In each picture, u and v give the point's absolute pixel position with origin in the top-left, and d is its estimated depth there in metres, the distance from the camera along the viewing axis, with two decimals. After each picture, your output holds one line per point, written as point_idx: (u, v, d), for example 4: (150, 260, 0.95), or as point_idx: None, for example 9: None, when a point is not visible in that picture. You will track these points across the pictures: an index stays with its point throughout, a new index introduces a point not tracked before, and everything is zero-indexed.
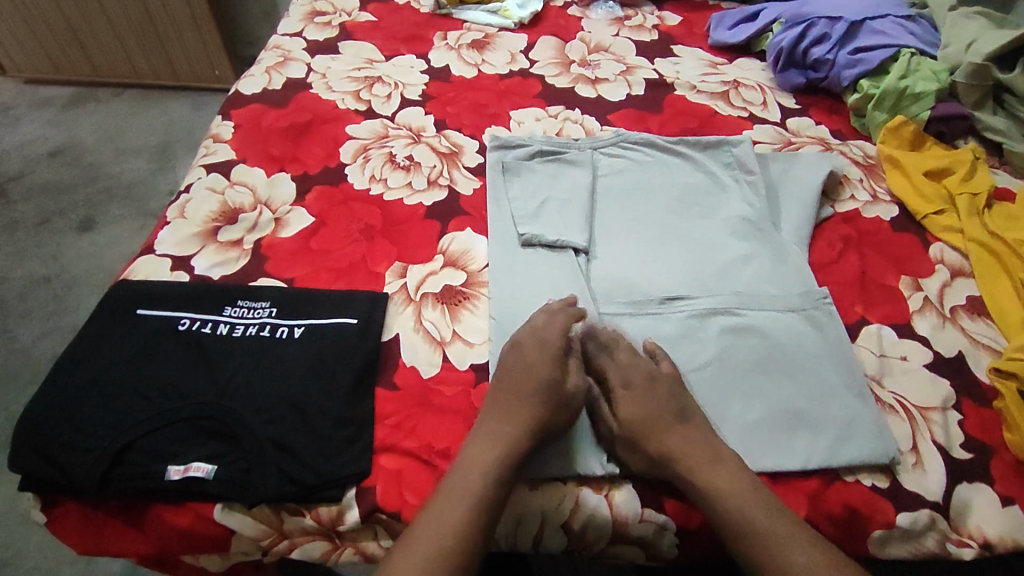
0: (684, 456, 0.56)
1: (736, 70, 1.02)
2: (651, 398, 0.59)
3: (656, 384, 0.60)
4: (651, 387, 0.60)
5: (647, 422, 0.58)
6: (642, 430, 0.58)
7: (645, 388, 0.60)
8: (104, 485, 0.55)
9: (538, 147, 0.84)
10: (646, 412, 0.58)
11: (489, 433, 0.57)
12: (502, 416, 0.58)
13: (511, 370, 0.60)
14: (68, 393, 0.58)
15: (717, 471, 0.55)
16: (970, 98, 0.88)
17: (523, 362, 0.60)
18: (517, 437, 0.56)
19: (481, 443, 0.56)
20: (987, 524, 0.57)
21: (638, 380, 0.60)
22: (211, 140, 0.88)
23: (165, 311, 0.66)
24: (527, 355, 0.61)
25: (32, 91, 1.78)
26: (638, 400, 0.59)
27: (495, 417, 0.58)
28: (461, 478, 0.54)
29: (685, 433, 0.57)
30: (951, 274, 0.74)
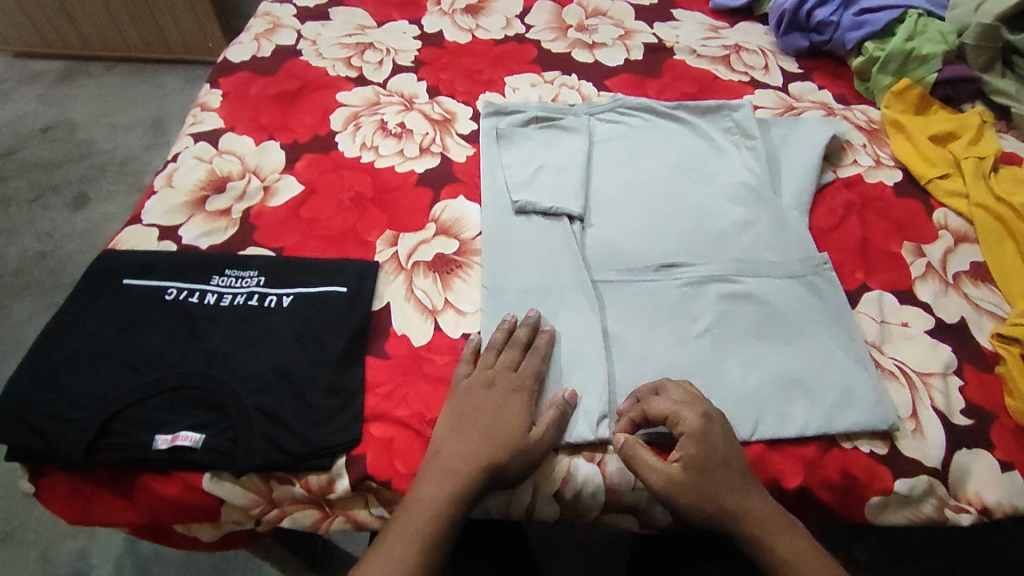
0: (751, 517, 0.52)
1: (738, 34, 0.99)
2: (726, 446, 0.54)
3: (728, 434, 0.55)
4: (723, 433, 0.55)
5: (712, 477, 0.53)
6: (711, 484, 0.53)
7: (716, 434, 0.54)
8: (91, 455, 0.54)
9: (533, 113, 0.81)
10: (712, 460, 0.53)
11: (450, 454, 0.54)
12: (466, 435, 0.55)
13: (479, 382, 0.58)
14: (53, 363, 0.57)
15: (782, 531, 0.53)
16: (979, 60, 0.86)
17: (491, 375, 0.58)
18: (483, 456, 0.54)
19: (442, 466, 0.53)
20: (986, 489, 0.56)
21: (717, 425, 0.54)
22: (198, 109, 0.86)
23: (152, 280, 0.64)
24: (496, 368, 0.59)
25: (22, 66, 1.75)
26: (710, 446, 0.53)
27: (459, 436, 0.55)
28: (420, 505, 0.52)
29: (745, 486, 0.53)
30: (955, 240, 0.72)
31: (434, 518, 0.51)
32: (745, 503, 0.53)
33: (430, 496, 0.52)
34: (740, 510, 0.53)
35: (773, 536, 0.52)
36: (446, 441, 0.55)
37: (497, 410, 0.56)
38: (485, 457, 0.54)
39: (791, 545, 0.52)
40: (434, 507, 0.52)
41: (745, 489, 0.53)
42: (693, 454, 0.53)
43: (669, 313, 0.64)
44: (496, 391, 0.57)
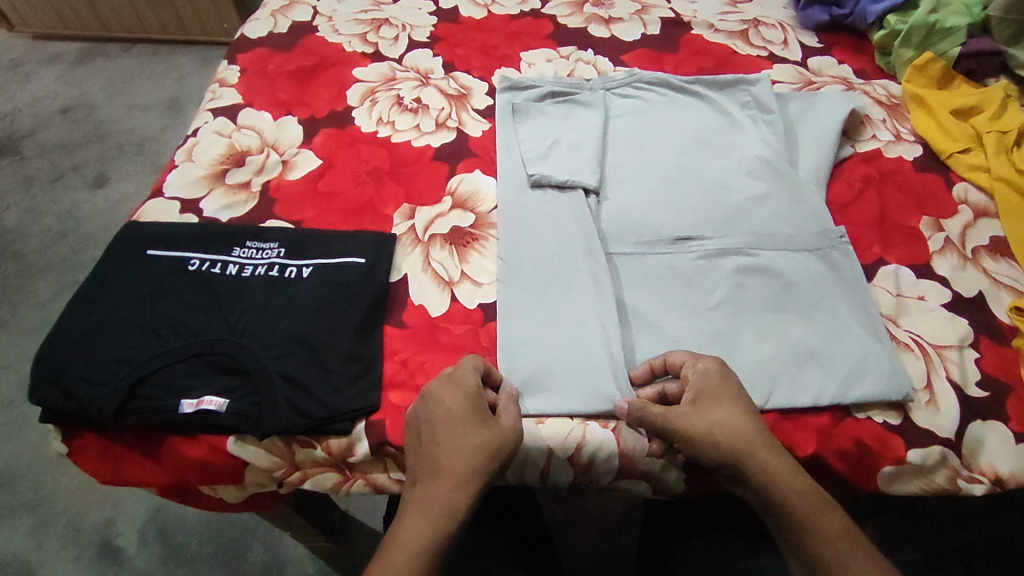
0: (761, 466, 0.51)
1: (757, 8, 0.98)
2: (735, 394, 0.54)
3: (734, 382, 0.55)
4: (734, 385, 0.55)
5: (722, 421, 0.52)
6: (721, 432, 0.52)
7: (731, 384, 0.55)
8: (121, 417, 0.56)
9: (549, 88, 0.81)
10: (724, 404, 0.53)
11: (449, 416, 0.53)
12: (468, 396, 0.54)
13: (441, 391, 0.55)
14: (82, 330, 0.59)
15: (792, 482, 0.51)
16: (1003, 33, 0.83)
17: (448, 379, 0.56)
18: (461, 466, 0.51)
19: (451, 441, 0.52)
20: (1000, 461, 0.56)
21: (725, 373, 0.55)
22: (217, 85, 0.86)
23: (175, 251, 0.66)
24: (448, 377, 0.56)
25: (41, 47, 1.77)
26: (720, 392, 0.54)
27: (456, 412, 0.53)
28: (444, 480, 0.51)
29: (752, 430, 0.52)
30: (975, 215, 0.71)
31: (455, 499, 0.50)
32: (754, 457, 0.51)
33: (452, 473, 0.51)
34: (749, 458, 0.51)
35: (787, 486, 0.50)
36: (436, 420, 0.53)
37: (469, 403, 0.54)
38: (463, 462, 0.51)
39: (801, 502, 0.50)
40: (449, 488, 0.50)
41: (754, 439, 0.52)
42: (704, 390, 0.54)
43: (684, 286, 0.65)
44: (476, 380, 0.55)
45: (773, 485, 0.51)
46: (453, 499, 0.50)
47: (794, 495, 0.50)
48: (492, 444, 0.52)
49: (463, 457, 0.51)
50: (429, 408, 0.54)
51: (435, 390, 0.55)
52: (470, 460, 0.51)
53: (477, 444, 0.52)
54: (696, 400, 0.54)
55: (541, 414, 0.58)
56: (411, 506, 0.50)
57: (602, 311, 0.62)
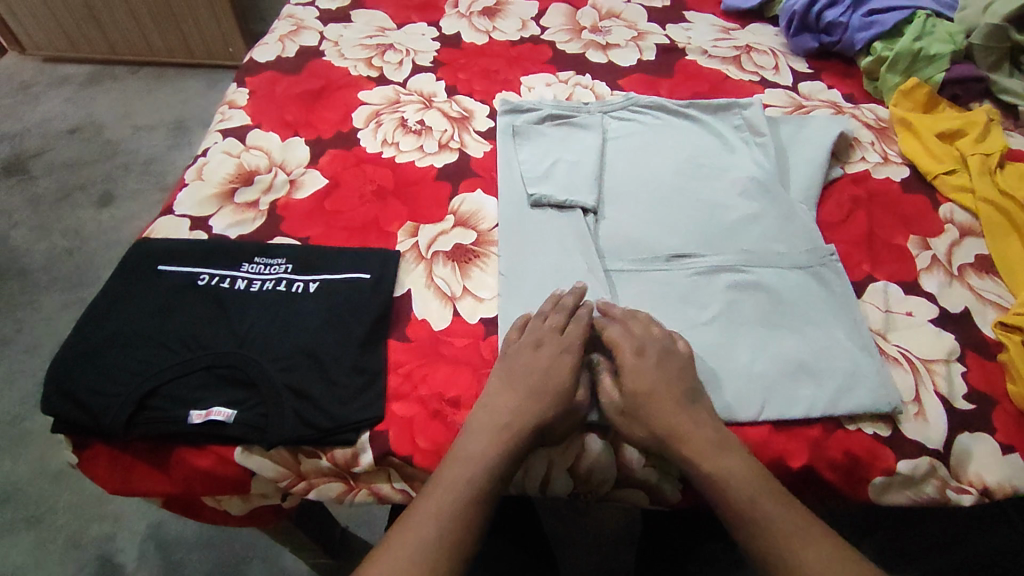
0: (688, 445, 0.55)
1: (749, 35, 1.01)
2: (660, 374, 0.58)
3: (668, 359, 0.59)
4: (666, 359, 0.59)
5: (655, 404, 0.57)
6: (645, 412, 0.57)
7: (654, 363, 0.58)
8: (131, 428, 0.58)
9: (548, 111, 0.84)
10: (653, 386, 0.57)
11: (504, 380, 0.59)
12: (519, 364, 0.59)
13: (527, 344, 0.60)
14: (94, 343, 0.61)
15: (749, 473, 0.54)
16: (987, 60, 0.87)
17: (538, 335, 0.61)
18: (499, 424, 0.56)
19: (491, 405, 0.58)
20: (987, 471, 0.58)
21: (652, 349, 0.59)
22: (227, 107, 0.89)
23: (185, 267, 0.68)
24: (544, 328, 0.61)
25: (51, 70, 1.81)
26: (647, 374, 0.58)
27: (517, 373, 0.59)
28: (472, 446, 0.56)
29: (684, 409, 0.57)
30: (960, 234, 0.74)
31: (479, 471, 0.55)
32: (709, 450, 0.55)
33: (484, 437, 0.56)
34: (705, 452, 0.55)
35: (723, 468, 0.54)
36: (511, 375, 0.59)
37: (543, 361, 0.59)
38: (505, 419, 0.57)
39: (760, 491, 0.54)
40: (468, 460, 0.55)
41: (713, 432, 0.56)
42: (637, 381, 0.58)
43: (679, 300, 0.67)
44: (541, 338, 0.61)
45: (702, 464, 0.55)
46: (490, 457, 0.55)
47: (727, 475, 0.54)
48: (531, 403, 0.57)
49: (502, 420, 0.57)
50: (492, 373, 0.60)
51: (518, 351, 0.60)
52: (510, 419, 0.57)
53: (516, 404, 0.57)
54: (623, 385, 0.58)
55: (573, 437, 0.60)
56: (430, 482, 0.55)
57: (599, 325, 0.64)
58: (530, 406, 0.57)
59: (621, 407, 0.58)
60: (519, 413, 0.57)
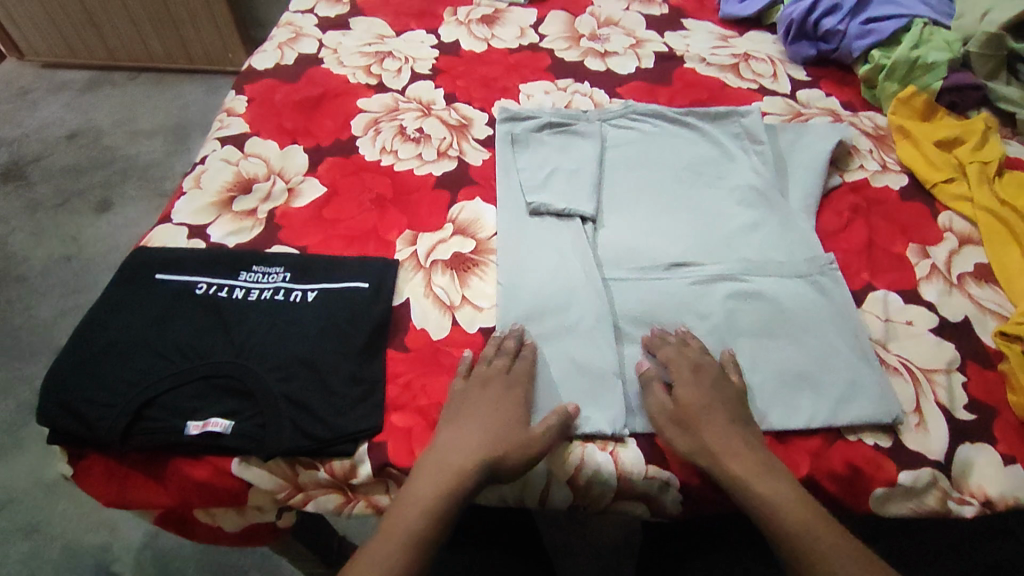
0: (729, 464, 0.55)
1: (747, 43, 1.02)
2: (716, 391, 0.59)
3: (722, 382, 0.60)
4: (719, 381, 0.60)
5: (700, 420, 0.58)
6: (695, 420, 0.58)
7: (707, 382, 0.60)
8: (127, 438, 0.57)
9: (547, 119, 0.84)
10: (708, 400, 0.58)
11: (479, 408, 0.59)
12: (477, 403, 0.59)
13: (476, 384, 0.60)
14: (90, 352, 0.60)
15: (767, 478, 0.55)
16: (983, 68, 0.88)
17: (486, 376, 0.60)
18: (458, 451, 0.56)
19: (466, 430, 0.57)
20: (988, 482, 0.57)
21: (707, 369, 0.60)
22: (225, 114, 0.89)
23: (183, 275, 0.68)
24: (490, 369, 0.61)
25: (49, 75, 1.81)
26: (699, 391, 0.59)
27: (478, 407, 0.59)
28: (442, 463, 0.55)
29: (735, 434, 0.57)
30: (959, 243, 0.74)
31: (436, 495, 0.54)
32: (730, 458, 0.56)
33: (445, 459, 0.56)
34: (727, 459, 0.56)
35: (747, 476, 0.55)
36: (464, 415, 0.58)
37: (495, 400, 0.59)
38: (467, 448, 0.56)
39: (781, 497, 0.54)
40: (444, 478, 0.55)
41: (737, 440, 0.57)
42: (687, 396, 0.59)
43: (679, 309, 0.67)
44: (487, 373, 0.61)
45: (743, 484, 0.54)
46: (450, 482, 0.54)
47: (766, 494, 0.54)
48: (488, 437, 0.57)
49: (461, 448, 0.56)
50: (459, 404, 0.59)
51: (464, 392, 0.60)
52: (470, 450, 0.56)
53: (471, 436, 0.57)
54: (675, 395, 0.60)
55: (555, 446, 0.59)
56: (417, 471, 0.56)
57: (599, 335, 0.64)
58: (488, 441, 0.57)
59: (671, 411, 0.59)
60: (484, 443, 0.56)
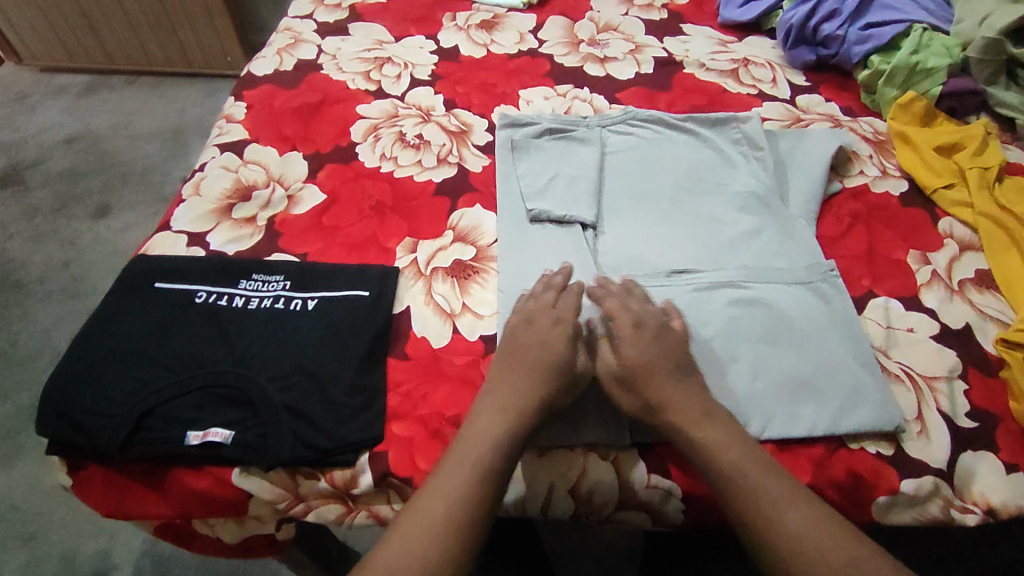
0: (723, 457, 0.54)
1: (746, 48, 1.02)
2: (655, 347, 0.59)
3: (666, 335, 0.60)
4: (660, 334, 0.60)
5: (681, 409, 0.56)
6: (640, 378, 0.58)
7: (649, 338, 0.60)
8: (127, 449, 0.57)
9: (547, 125, 0.84)
10: (650, 357, 0.58)
11: (531, 348, 0.60)
12: (529, 339, 0.60)
13: (521, 322, 0.62)
14: (89, 362, 0.60)
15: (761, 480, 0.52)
16: (982, 73, 0.87)
17: (530, 313, 0.62)
18: (520, 388, 0.57)
19: (507, 384, 0.58)
20: (991, 490, 0.57)
21: (650, 324, 0.61)
22: (224, 121, 0.89)
23: (182, 284, 0.67)
24: (535, 305, 0.63)
25: (47, 80, 1.80)
26: (642, 348, 0.59)
27: (527, 348, 0.60)
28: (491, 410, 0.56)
29: (695, 396, 0.57)
30: (960, 249, 0.74)
31: (486, 446, 0.53)
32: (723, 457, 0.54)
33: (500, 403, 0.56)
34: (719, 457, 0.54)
35: (742, 476, 0.53)
36: (513, 352, 0.60)
37: (544, 336, 0.60)
38: (533, 383, 0.57)
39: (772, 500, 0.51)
40: (498, 420, 0.55)
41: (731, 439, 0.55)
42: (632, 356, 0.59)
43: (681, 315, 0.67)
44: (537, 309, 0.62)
45: (738, 478, 0.52)
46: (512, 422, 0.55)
47: (762, 490, 0.52)
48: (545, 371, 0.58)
49: (513, 388, 0.57)
50: (513, 337, 0.61)
51: (517, 326, 0.61)
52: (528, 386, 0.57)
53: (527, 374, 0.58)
54: (621, 352, 0.59)
55: (541, 448, 0.59)
56: (461, 435, 0.55)
57: (596, 345, 0.64)
58: (541, 376, 0.58)
59: (620, 373, 0.59)
60: (536, 379, 0.57)
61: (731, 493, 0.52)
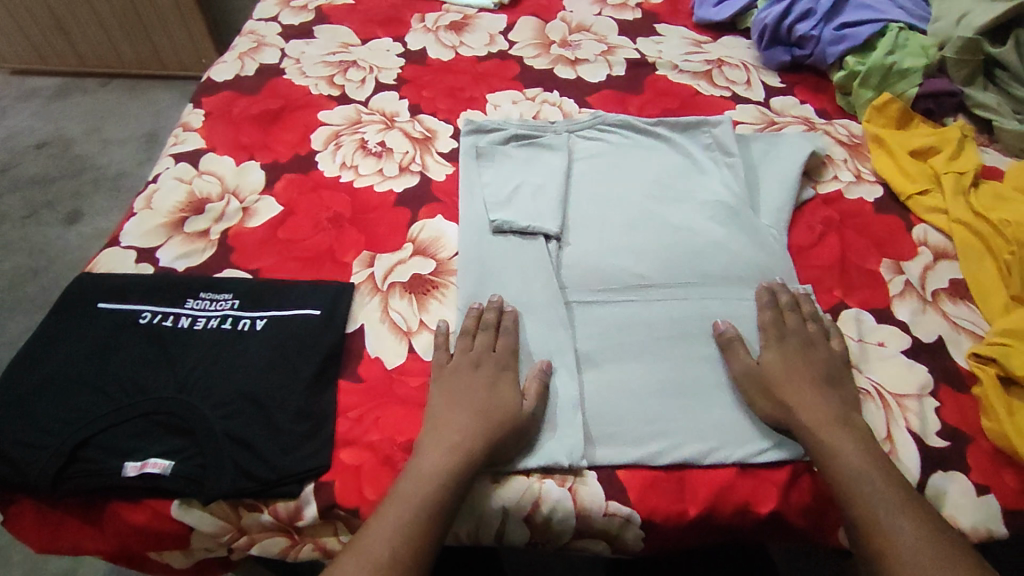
0: (847, 461, 0.54)
1: (721, 48, 0.99)
2: (798, 359, 0.61)
3: (811, 350, 0.62)
4: (807, 351, 0.62)
5: (827, 427, 0.56)
6: (776, 382, 0.59)
7: (792, 346, 0.62)
8: (59, 482, 0.54)
9: (513, 131, 0.81)
10: (791, 365, 0.61)
11: (476, 392, 0.59)
12: (473, 383, 0.59)
13: (466, 363, 0.61)
14: (24, 389, 0.57)
15: (900, 509, 0.52)
16: (960, 74, 0.86)
17: (475, 356, 0.61)
18: (458, 434, 0.55)
19: (452, 424, 0.56)
20: (961, 514, 0.55)
21: (792, 339, 0.62)
22: (181, 129, 0.86)
23: (125, 304, 0.64)
24: (477, 349, 0.62)
25: (18, 83, 1.76)
26: (784, 357, 0.61)
27: (470, 390, 0.59)
28: (431, 460, 0.54)
29: (827, 403, 0.58)
30: (934, 257, 0.72)
31: (433, 485, 0.53)
32: (867, 482, 0.53)
33: (440, 449, 0.55)
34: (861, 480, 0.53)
35: (878, 499, 0.52)
36: (456, 393, 0.59)
37: (492, 378, 0.60)
38: (475, 428, 0.56)
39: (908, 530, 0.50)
40: (436, 469, 0.53)
41: (877, 465, 0.54)
42: (775, 363, 0.61)
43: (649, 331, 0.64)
44: (483, 353, 0.61)
45: (856, 479, 0.53)
46: (445, 474, 0.53)
47: (883, 494, 0.52)
48: (490, 416, 0.57)
49: (457, 432, 0.56)
50: (454, 375, 0.60)
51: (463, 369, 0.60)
52: (472, 432, 0.56)
53: (471, 419, 0.56)
54: (764, 357, 0.61)
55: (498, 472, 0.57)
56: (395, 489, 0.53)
57: (730, 339, 0.63)
58: (486, 420, 0.56)
59: (756, 376, 0.60)
60: (477, 422, 0.56)
61: (841, 489, 0.54)
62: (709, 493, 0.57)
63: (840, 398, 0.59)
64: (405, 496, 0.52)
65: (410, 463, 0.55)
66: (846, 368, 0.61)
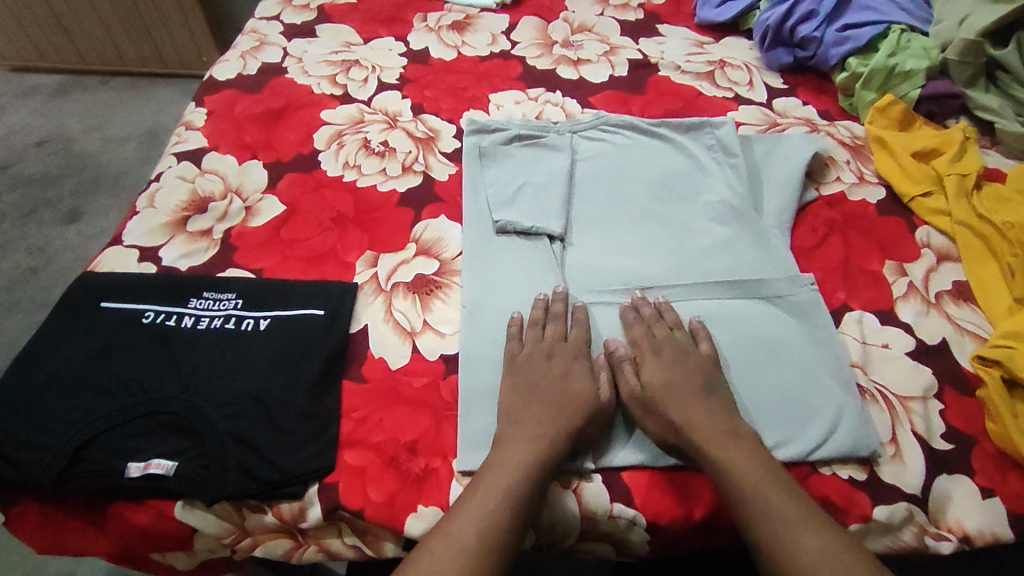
0: (741, 479, 0.53)
1: (723, 49, 0.99)
2: (675, 369, 0.59)
3: (685, 358, 0.60)
4: (681, 359, 0.60)
5: (715, 440, 0.55)
6: (660, 400, 0.58)
7: (670, 359, 0.60)
8: (61, 483, 0.54)
9: (516, 131, 0.81)
10: (669, 379, 0.59)
11: (552, 381, 0.59)
12: (548, 374, 0.59)
13: (540, 350, 0.61)
14: (28, 389, 0.57)
15: (806, 531, 0.50)
16: (963, 74, 0.85)
17: (548, 346, 0.61)
18: (542, 426, 0.56)
19: (530, 416, 0.56)
20: (966, 517, 0.55)
21: (668, 350, 0.61)
22: (183, 127, 0.86)
23: (127, 303, 0.64)
24: (549, 339, 0.61)
25: (18, 80, 1.75)
26: (663, 372, 0.59)
27: (544, 378, 0.59)
28: (513, 452, 0.54)
29: (714, 417, 0.56)
30: (937, 259, 0.72)
31: (517, 475, 0.53)
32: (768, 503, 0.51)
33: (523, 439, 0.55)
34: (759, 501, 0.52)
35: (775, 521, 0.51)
36: (531, 383, 0.59)
37: (567, 366, 0.60)
38: (557, 420, 0.56)
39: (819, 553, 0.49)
40: (518, 461, 0.53)
41: (769, 481, 0.52)
42: (656, 381, 0.59)
43: None
44: (538, 345, 0.61)
45: (750, 499, 0.52)
46: (528, 465, 0.53)
47: (788, 514, 0.51)
48: (573, 406, 0.57)
49: (540, 423, 0.56)
50: (514, 361, 0.61)
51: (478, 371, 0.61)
52: (555, 423, 0.56)
53: (556, 410, 0.57)
54: (643, 376, 0.59)
55: None
56: (478, 479, 0.53)
57: (617, 359, 0.61)
58: (566, 411, 0.57)
59: (639, 395, 0.59)
60: (559, 415, 0.56)
61: (741, 512, 0.52)
62: (714, 495, 0.57)
63: (721, 408, 0.57)
64: (490, 487, 0.52)
65: (492, 454, 0.55)
66: (720, 376, 0.60)
